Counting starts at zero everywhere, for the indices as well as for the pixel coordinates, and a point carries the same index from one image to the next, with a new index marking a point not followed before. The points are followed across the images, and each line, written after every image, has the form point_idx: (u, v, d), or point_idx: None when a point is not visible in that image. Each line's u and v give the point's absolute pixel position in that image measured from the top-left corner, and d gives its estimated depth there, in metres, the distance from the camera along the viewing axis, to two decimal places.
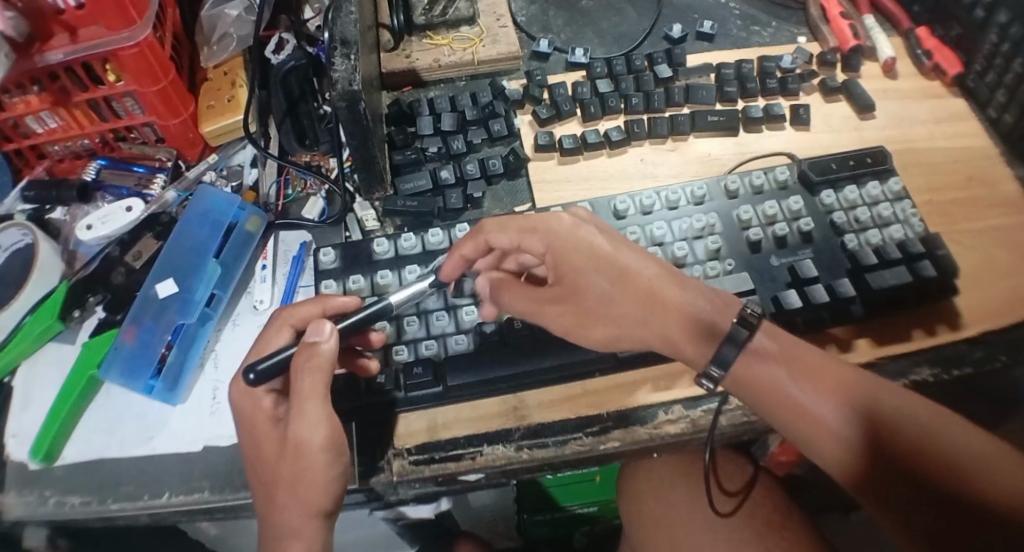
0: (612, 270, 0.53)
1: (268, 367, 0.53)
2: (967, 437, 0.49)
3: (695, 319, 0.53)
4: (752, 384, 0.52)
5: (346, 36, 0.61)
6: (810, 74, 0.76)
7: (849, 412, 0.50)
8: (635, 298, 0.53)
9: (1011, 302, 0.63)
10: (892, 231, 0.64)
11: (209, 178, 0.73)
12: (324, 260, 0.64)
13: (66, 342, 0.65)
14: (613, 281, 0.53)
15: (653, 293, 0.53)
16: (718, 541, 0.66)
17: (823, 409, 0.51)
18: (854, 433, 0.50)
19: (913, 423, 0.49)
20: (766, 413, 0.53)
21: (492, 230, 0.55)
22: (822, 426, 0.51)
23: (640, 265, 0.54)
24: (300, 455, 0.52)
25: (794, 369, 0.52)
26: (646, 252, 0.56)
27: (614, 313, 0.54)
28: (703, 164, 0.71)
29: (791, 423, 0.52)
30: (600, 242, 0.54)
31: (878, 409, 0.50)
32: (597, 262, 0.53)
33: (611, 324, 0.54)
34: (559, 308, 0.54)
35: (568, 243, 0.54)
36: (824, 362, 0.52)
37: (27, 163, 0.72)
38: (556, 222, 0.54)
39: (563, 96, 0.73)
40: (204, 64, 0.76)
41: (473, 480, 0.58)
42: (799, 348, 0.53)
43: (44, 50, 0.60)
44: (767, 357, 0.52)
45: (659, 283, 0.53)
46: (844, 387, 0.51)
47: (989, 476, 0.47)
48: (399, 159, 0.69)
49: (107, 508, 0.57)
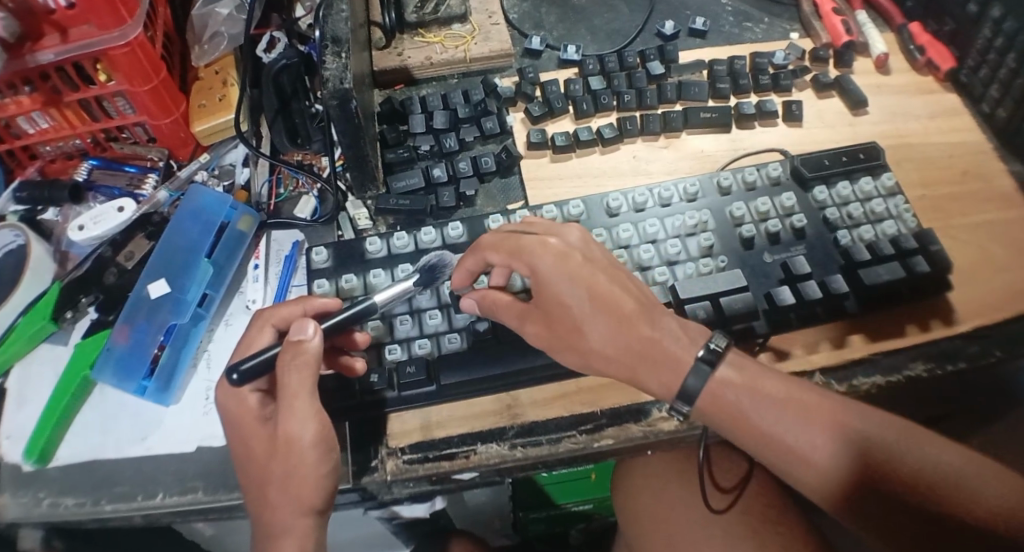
0: (592, 295, 0.51)
1: (252, 367, 0.54)
2: (937, 452, 0.50)
3: (666, 357, 0.52)
4: (723, 414, 0.52)
5: (338, 34, 0.60)
6: (803, 70, 0.76)
7: (824, 440, 0.50)
8: (605, 326, 0.52)
9: (1006, 296, 0.63)
10: (885, 227, 0.64)
11: (201, 177, 0.73)
12: (316, 259, 0.63)
13: (59, 342, 0.65)
14: (587, 308, 0.52)
15: (625, 327, 0.52)
16: (714, 537, 0.66)
17: (798, 437, 0.50)
18: (832, 460, 0.50)
19: (885, 441, 0.50)
20: (739, 440, 0.52)
21: (488, 249, 0.54)
22: (794, 451, 0.50)
23: (619, 298, 0.52)
24: (289, 452, 0.52)
25: (762, 399, 0.51)
26: (631, 282, 0.54)
27: (582, 341, 0.53)
28: (697, 160, 0.71)
29: (762, 449, 0.52)
30: (589, 271, 0.52)
31: (846, 433, 0.50)
32: (579, 288, 0.51)
33: (578, 351, 0.53)
34: (535, 327, 0.54)
35: (553, 267, 0.52)
36: (791, 389, 0.52)
37: (20, 164, 0.72)
38: (542, 248, 0.52)
39: (554, 94, 0.73)
40: (196, 63, 0.76)
41: (467, 478, 0.58)
42: (764, 377, 0.52)
43: (35, 49, 0.60)
44: (732, 386, 0.52)
45: (634, 318, 0.52)
46: (812, 412, 0.51)
47: (960, 491, 0.49)
48: (392, 158, 0.69)
49: (101, 509, 0.56)
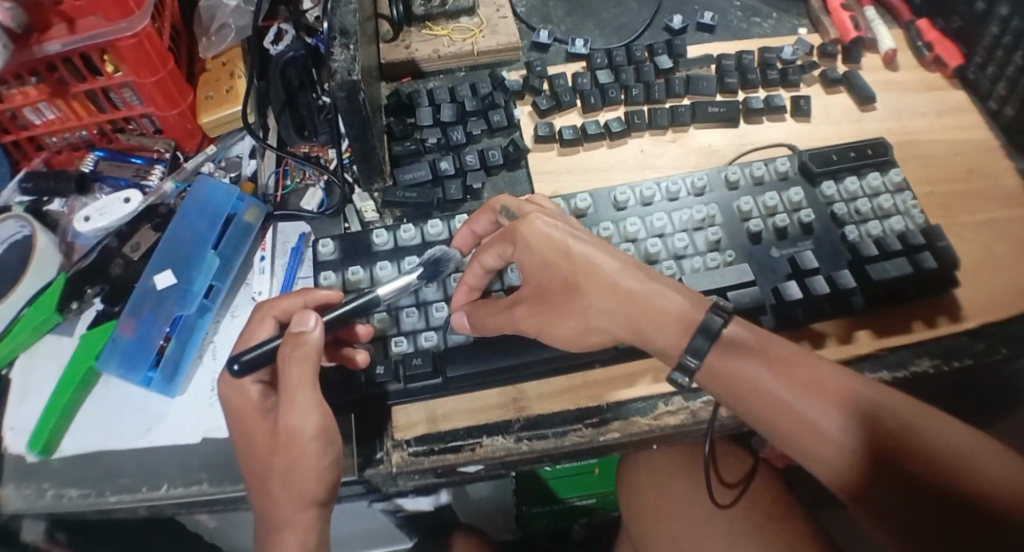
0: (576, 263, 0.53)
1: (253, 358, 0.53)
2: (945, 427, 0.50)
3: (665, 314, 0.52)
4: (728, 379, 0.52)
5: (346, 26, 0.60)
6: (810, 66, 0.75)
7: (837, 412, 0.50)
8: (600, 294, 0.52)
9: (1012, 294, 0.63)
10: (893, 223, 0.64)
11: (207, 169, 0.73)
12: (323, 252, 0.64)
13: (64, 334, 0.65)
14: (578, 274, 0.53)
15: (615, 287, 0.52)
16: (718, 533, 0.66)
17: (808, 407, 0.50)
18: (838, 429, 0.50)
19: (899, 418, 0.50)
20: (742, 407, 0.52)
21: (481, 252, 0.57)
22: (798, 417, 0.50)
23: (602, 262, 0.53)
24: (291, 444, 0.51)
25: (774, 367, 0.51)
26: (613, 249, 0.55)
27: (579, 301, 0.53)
28: (704, 155, 0.71)
29: (765, 415, 0.51)
30: (570, 239, 0.53)
31: (853, 402, 0.50)
32: (564, 259, 0.53)
33: (574, 313, 0.53)
34: (524, 307, 0.55)
35: (536, 245, 0.54)
36: (805, 360, 0.52)
37: (25, 155, 0.72)
38: (529, 227, 0.54)
39: (563, 88, 0.73)
40: (203, 54, 0.76)
41: (473, 471, 0.58)
42: (775, 344, 0.52)
43: (42, 41, 0.60)
44: (740, 350, 0.51)
45: (620, 281, 0.52)
46: (820, 380, 0.51)
47: (966, 469, 0.48)
48: (398, 151, 0.69)
49: (105, 500, 0.56)
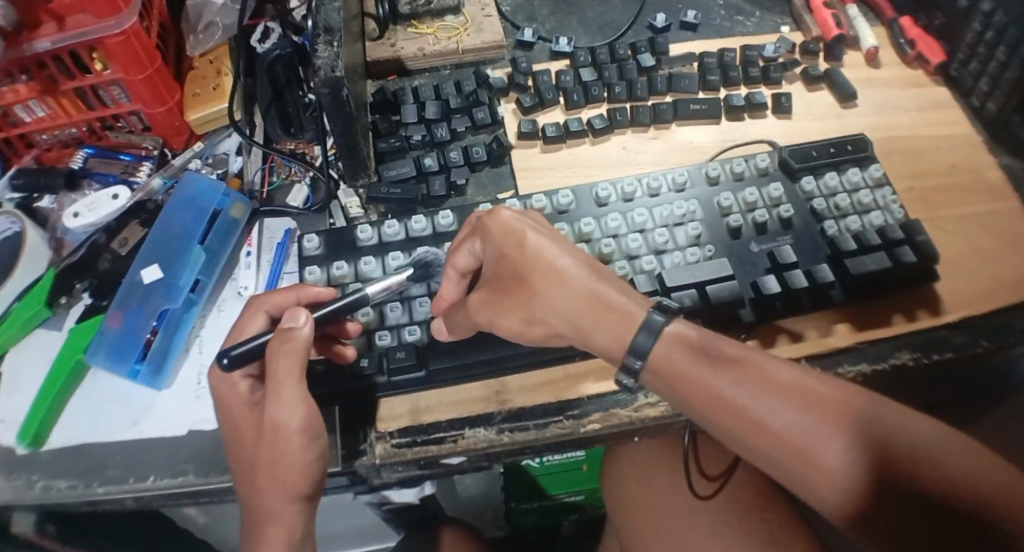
0: (527, 254, 0.54)
1: (241, 353, 0.54)
2: (904, 420, 0.50)
3: (612, 310, 0.53)
4: (679, 379, 0.52)
5: (329, 23, 0.61)
6: (792, 63, 0.76)
7: (787, 408, 0.50)
8: (549, 284, 0.53)
9: (992, 287, 0.64)
10: (872, 218, 0.65)
11: (195, 166, 0.74)
12: (308, 247, 0.64)
13: (53, 328, 0.66)
14: (530, 264, 0.54)
15: (564, 279, 0.53)
16: (700, 525, 0.66)
17: (758, 405, 0.51)
18: (790, 427, 0.50)
19: (864, 416, 0.50)
20: (694, 409, 0.52)
21: (453, 255, 0.57)
22: (748, 416, 0.51)
23: (556, 254, 0.54)
24: (276, 438, 0.52)
25: (723, 366, 0.52)
26: (572, 245, 0.56)
27: (525, 291, 0.54)
28: (686, 152, 0.72)
29: (717, 417, 0.52)
30: (529, 230, 0.55)
31: (806, 397, 0.51)
32: (519, 249, 0.54)
33: (522, 304, 0.54)
34: (477, 296, 0.56)
35: (499, 235, 0.54)
36: (755, 358, 0.52)
37: (16, 153, 0.73)
38: (493, 219, 0.55)
39: (546, 85, 0.74)
40: (190, 52, 0.77)
41: (456, 463, 0.58)
42: (724, 343, 0.53)
43: (32, 38, 0.61)
44: (686, 350, 0.52)
45: (569, 275, 0.53)
46: (769, 377, 0.51)
47: (926, 460, 0.49)
48: (383, 147, 0.70)
49: (92, 491, 0.57)
